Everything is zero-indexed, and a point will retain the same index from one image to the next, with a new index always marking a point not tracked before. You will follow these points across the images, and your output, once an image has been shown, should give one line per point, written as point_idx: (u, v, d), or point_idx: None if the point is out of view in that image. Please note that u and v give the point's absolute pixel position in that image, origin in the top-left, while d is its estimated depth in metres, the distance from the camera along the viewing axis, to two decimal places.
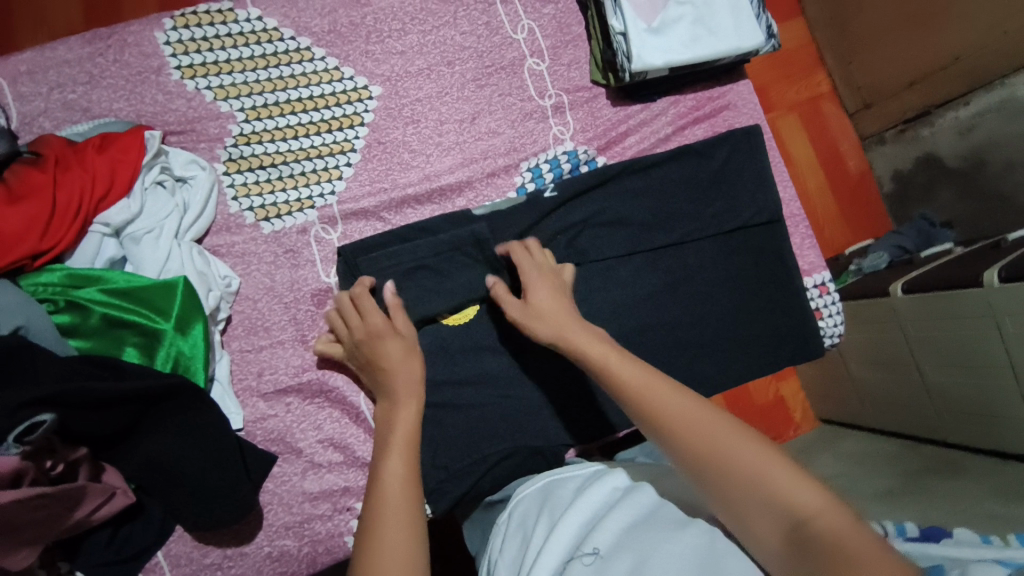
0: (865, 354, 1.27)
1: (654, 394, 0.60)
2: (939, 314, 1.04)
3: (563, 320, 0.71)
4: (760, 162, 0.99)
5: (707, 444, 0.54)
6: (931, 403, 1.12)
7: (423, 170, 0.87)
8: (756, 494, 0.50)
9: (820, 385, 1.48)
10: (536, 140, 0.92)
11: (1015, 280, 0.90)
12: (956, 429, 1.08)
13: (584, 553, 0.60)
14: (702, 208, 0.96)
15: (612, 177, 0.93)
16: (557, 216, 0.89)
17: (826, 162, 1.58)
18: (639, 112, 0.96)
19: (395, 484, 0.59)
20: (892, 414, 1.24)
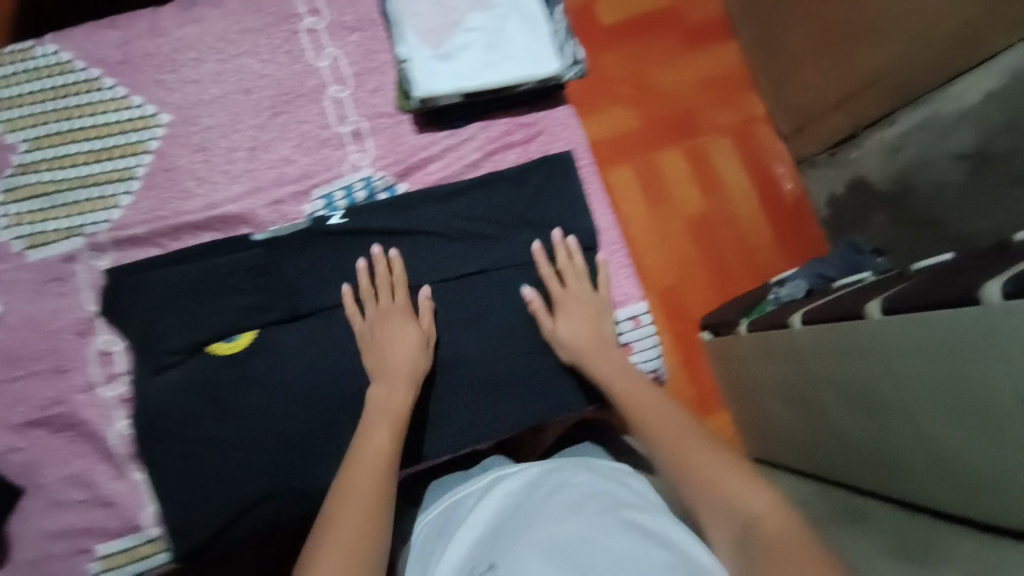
0: (779, 391, 1.27)
1: (647, 405, 0.76)
2: (843, 349, 1.01)
3: (591, 345, 0.86)
4: (574, 190, 0.95)
5: (686, 454, 0.68)
6: (839, 442, 1.10)
7: (207, 197, 0.86)
8: (713, 495, 0.64)
9: (749, 423, 1.48)
10: (330, 167, 0.90)
11: (895, 314, 0.87)
12: (879, 481, 1.04)
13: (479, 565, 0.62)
14: (511, 238, 0.92)
15: (409, 206, 0.91)
16: (345, 242, 0.88)
17: (760, 185, 1.62)
18: (447, 138, 0.94)
19: (369, 454, 0.72)
20: (802, 454, 1.26)
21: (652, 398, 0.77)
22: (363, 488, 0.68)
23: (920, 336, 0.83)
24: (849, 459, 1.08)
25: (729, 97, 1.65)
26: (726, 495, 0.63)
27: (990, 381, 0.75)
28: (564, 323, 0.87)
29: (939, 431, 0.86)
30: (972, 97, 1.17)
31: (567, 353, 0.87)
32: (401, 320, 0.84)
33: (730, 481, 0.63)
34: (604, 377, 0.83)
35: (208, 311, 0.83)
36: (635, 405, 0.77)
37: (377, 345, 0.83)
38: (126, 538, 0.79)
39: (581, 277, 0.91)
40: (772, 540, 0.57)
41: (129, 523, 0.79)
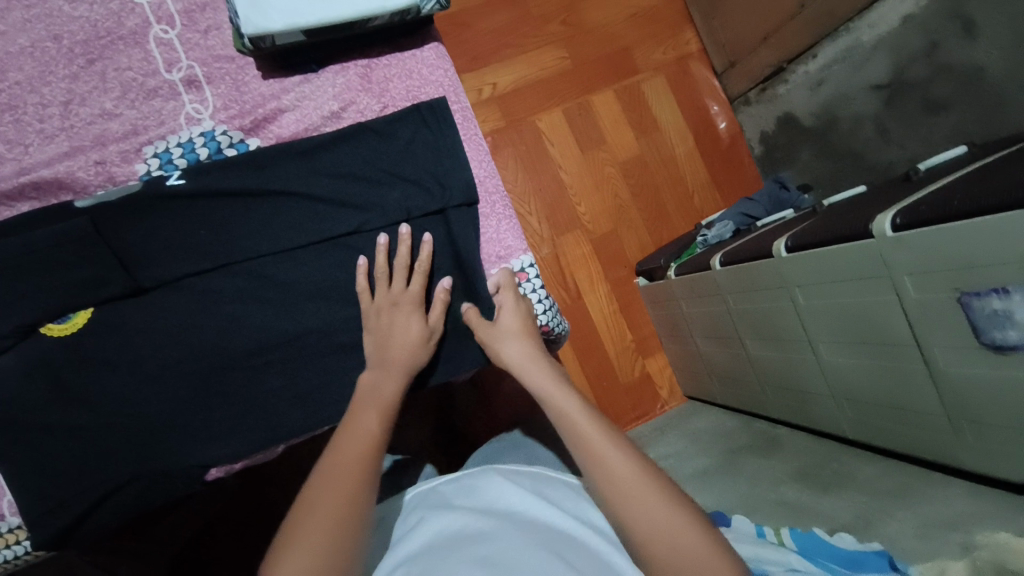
0: (756, 331, 1.29)
1: (591, 433, 0.65)
2: (828, 274, 0.98)
3: (516, 360, 0.77)
4: (448, 137, 0.88)
5: (629, 500, 0.58)
6: (831, 386, 1.12)
7: (19, 161, 0.77)
8: (660, 550, 0.55)
9: (733, 377, 1.54)
10: (163, 121, 0.81)
11: (799, 250, 1.01)
12: (785, 406, 1.33)
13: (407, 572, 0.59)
14: (379, 194, 0.86)
15: (261, 162, 0.83)
16: (188, 205, 0.80)
17: (698, 133, 2.02)
18: (299, 84, 0.85)
19: (349, 451, 0.66)
20: (788, 397, 1.29)
21: (588, 423, 0.66)
22: (327, 493, 0.61)
23: (822, 267, 0.98)
24: (765, 380, 1.35)
25: (668, 32, 2.00)
26: (674, 547, 0.54)
27: (884, 305, 0.90)
28: (508, 325, 0.81)
29: (838, 358, 1.06)
30: (888, 23, 1.28)
31: (507, 364, 0.77)
32: (410, 311, 0.81)
33: (681, 525, 0.55)
34: (551, 395, 0.71)
35: (35, 287, 0.75)
36: (579, 432, 0.65)
37: (380, 337, 0.80)
38: None
39: (508, 292, 0.84)
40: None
41: None
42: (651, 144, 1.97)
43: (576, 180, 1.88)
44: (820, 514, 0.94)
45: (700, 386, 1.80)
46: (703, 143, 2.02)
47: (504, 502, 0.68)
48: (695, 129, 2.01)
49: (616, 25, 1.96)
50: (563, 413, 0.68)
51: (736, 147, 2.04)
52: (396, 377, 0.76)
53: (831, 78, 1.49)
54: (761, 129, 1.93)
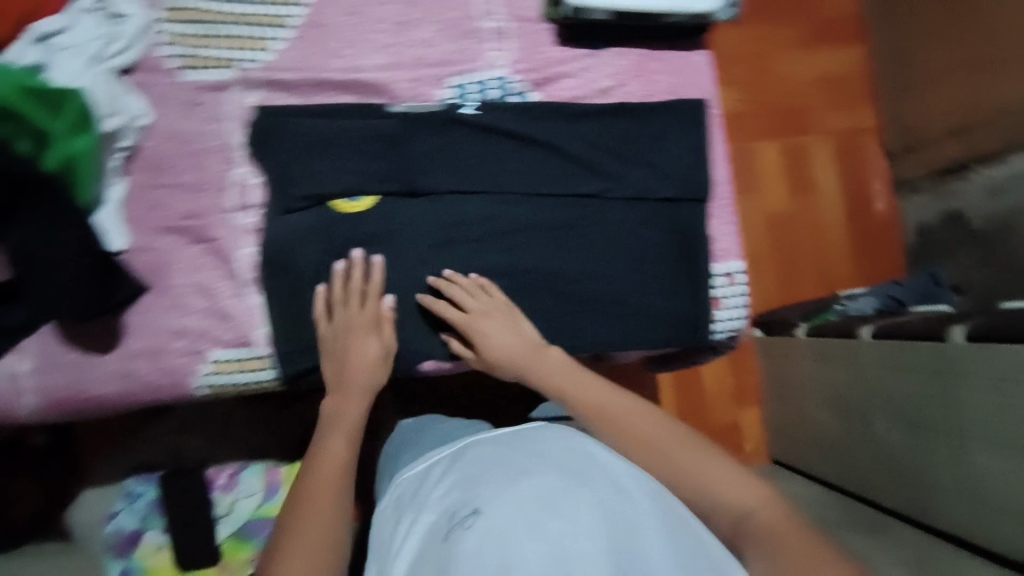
0: (905, 413, 1.35)
1: (618, 419, 0.81)
2: (934, 366, 1.26)
3: (524, 351, 0.89)
4: (700, 137, 0.94)
5: (668, 455, 0.76)
6: (912, 461, 1.34)
7: (351, 61, 0.90)
8: (698, 489, 0.73)
9: (841, 450, 1.59)
10: (469, 59, 0.92)
11: (976, 339, 1.15)
12: (906, 497, 1.36)
13: (464, 515, 0.65)
14: (626, 170, 0.94)
15: (536, 115, 0.93)
16: (473, 134, 0.92)
17: (853, 208, 2.00)
18: (584, 57, 0.94)
19: (330, 466, 0.81)
20: (908, 484, 1.35)
21: (625, 405, 0.83)
22: (321, 502, 0.77)
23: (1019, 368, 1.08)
24: (895, 466, 1.39)
25: (851, 101, 2.00)
26: (720, 494, 0.71)
27: None
28: (485, 333, 0.89)
29: (975, 455, 1.18)
30: None
31: (514, 373, 0.90)
32: (367, 331, 0.87)
33: (725, 484, 0.72)
34: (563, 388, 0.86)
35: (340, 168, 0.88)
36: (610, 416, 0.82)
37: (337, 351, 0.87)
38: (234, 350, 0.88)
39: (475, 291, 0.90)
40: (762, 527, 0.67)
41: (239, 338, 0.88)
42: (803, 205, 1.98)
43: None
44: None
45: (797, 451, 1.78)
46: (856, 217, 2.00)
47: (548, 444, 0.74)
48: (850, 201, 2.00)
49: (802, 83, 1.98)
50: (591, 403, 0.84)
51: (890, 231, 2.01)
52: (371, 376, 0.88)
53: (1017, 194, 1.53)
54: (921, 220, 1.92)
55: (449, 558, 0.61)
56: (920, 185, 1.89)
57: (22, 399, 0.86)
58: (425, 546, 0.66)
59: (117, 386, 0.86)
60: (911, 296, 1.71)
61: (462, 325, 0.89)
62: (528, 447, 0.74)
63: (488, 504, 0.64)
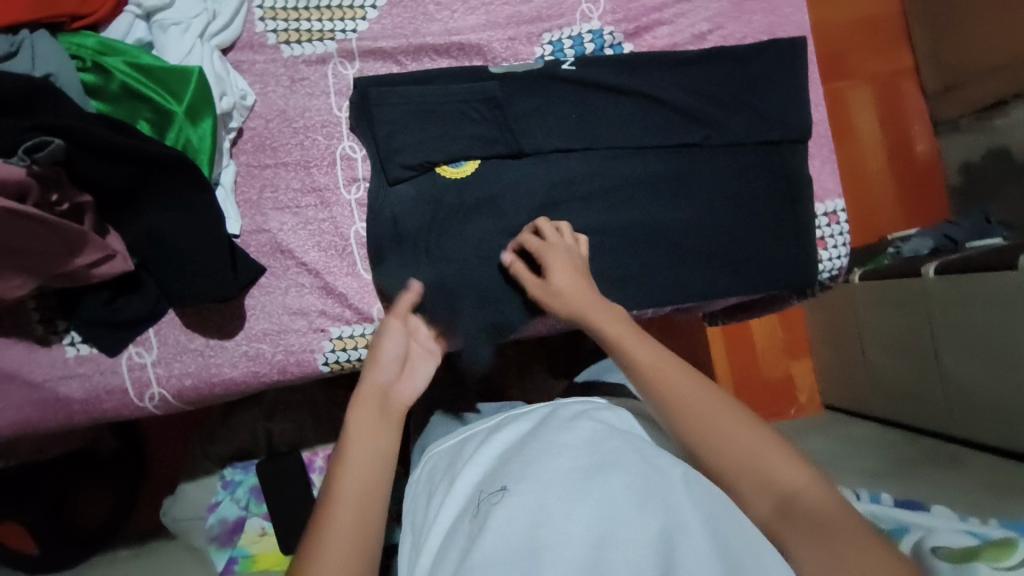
0: (964, 346, 1.41)
1: (665, 374, 0.66)
2: (997, 300, 1.30)
3: (580, 293, 0.76)
4: (798, 77, 0.94)
5: (716, 426, 0.61)
6: (976, 392, 1.40)
7: (446, 24, 0.88)
8: (751, 470, 0.58)
9: (908, 395, 1.63)
10: (563, 13, 0.91)
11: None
12: (972, 423, 1.43)
13: (492, 494, 0.60)
14: (727, 116, 0.93)
15: (634, 66, 0.91)
16: (573, 90, 0.90)
17: (895, 150, 1.98)
18: (677, 3, 0.93)
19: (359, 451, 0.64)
20: (976, 415, 1.42)
21: (672, 361, 0.67)
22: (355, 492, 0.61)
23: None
24: (961, 398, 1.45)
25: (888, 42, 1.97)
26: (776, 477, 0.57)
27: None
28: (552, 260, 0.79)
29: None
30: None
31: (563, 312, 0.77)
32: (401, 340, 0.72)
33: (785, 470, 0.57)
34: (617, 329, 0.72)
35: (445, 131, 0.86)
36: (642, 360, 0.68)
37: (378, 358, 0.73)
38: (352, 327, 0.86)
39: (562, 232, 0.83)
40: (816, 517, 0.54)
41: (358, 314, 0.86)
42: (845, 151, 1.97)
43: None
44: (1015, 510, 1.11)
45: (855, 394, 1.82)
46: (899, 159, 1.99)
47: (581, 423, 0.66)
48: (891, 145, 1.98)
49: (836, 29, 1.96)
50: (627, 350, 0.69)
51: (932, 171, 1.99)
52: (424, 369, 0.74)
53: None
54: (966, 158, 1.89)
55: (477, 532, 0.56)
56: (962, 123, 1.86)
57: (147, 392, 0.83)
58: (450, 529, 0.61)
59: (241, 369, 0.84)
60: (964, 234, 1.70)
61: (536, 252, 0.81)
62: (560, 428, 0.65)
63: (516, 482, 0.59)
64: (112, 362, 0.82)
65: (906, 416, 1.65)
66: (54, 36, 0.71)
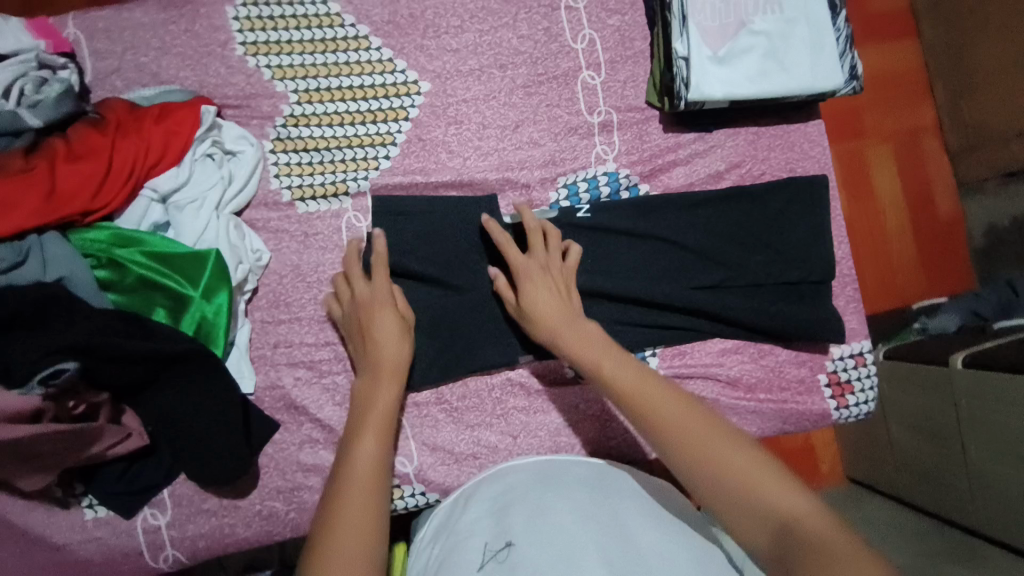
0: (994, 443, 1.31)
1: (640, 397, 0.64)
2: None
3: (557, 317, 0.76)
4: (820, 212, 0.91)
5: (707, 458, 0.58)
6: (1008, 492, 1.30)
7: (459, 172, 0.88)
8: (741, 498, 0.55)
9: (935, 482, 1.53)
10: (577, 156, 0.90)
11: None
12: (1003, 521, 1.33)
13: (497, 551, 0.62)
14: (745, 256, 0.90)
15: (650, 210, 0.90)
16: (587, 236, 0.89)
17: (916, 208, 1.92)
18: (693, 142, 0.91)
19: (357, 502, 0.63)
20: (1010, 517, 1.30)
21: (643, 382, 0.66)
22: (363, 504, 0.63)
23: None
24: (986, 490, 1.36)
25: (908, 102, 1.92)
26: (763, 503, 0.54)
27: None
28: (533, 302, 0.78)
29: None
30: None
31: (548, 339, 0.76)
32: (383, 305, 0.79)
33: (773, 495, 0.54)
34: (598, 351, 0.71)
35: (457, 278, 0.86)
36: (619, 388, 0.66)
37: (361, 329, 0.78)
38: None
39: (539, 237, 0.81)
40: (819, 544, 0.49)
41: None
42: (866, 211, 1.92)
43: None
44: None
45: (885, 476, 1.73)
46: (921, 219, 1.92)
47: (588, 489, 0.70)
48: (912, 205, 1.92)
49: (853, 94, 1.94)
50: (611, 379, 0.67)
51: (955, 234, 1.93)
52: (393, 329, 0.78)
53: None
54: (992, 222, 1.83)
55: None
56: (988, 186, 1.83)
57: (163, 553, 0.83)
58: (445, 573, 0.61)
59: (254, 528, 0.84)
60: (991, 309, 1.63)
61: (516, 267, 0.80)
62: (566, 491, 0.69)
63: (521, 537, 0.61)
64: (129, 523, 0.83)
65: (939, 505, 1.53)
66: (66, 234, 0.74)
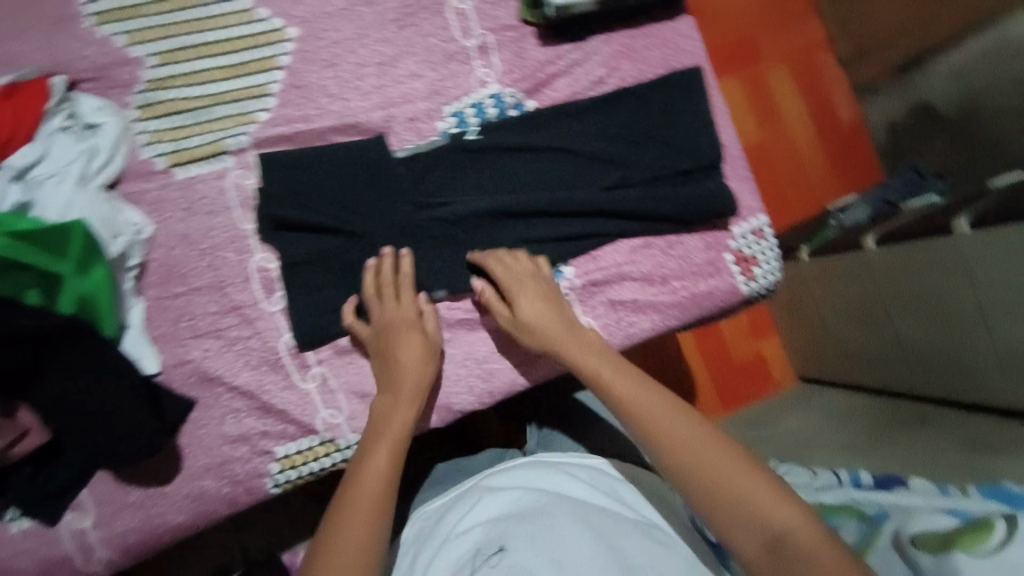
0: (921, 309, 1.42)
1: (639, 405, 0.71)
2: (944, 268, 1.32)
3: (557, 333, 0.79)
4: (699, 103, 0.94)
5: (706, 470, 0.65)
6: (939, 356, 1.42)
7: (341, 113, 0.86)
8: (730, 503, 0.63)
9: (868, 359, 1.66)
10: (459, 83, 0.89)
11: (980, 225, 1.23)
12: (936, 381, 1.45)
13: (490, 552, 0.66)
14: (636, 154, 0.93)
15: (540, 123, 0.91)
16: (483, 157, 0.89)
17: (818, 116, 2.02)
18: (570, 52, 0.92)
19: (366, 495, 0.69)
20: (936, 377, 1.45)
21: (641, 388, 0.73)
22: (358, 519, 0.67)
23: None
24: (917, 354, 1.48)
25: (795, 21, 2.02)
26: (754, 510, 0.62)
27: None
28: (528, 314, 0.80)
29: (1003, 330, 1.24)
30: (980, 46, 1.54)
31: (538, 342, 0.80)
32: (409, 326, 0.81)
33: (762, 500, 0.63)
34: (606, 377, 0.75)
35: (358, 219, 0.85)
36: (621, 398, 0.73)
37: (382, 342, 0.80)
38: (297, 441, 0.84)
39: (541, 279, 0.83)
40: (800, 553, 0.59)
41: (303, 428, 0.83)
42: (776, 129, 2.01)
43: None
44: (998, 471, 1.12)
45: (833, 364, 1.80)
46: (823, 126, 2.03)
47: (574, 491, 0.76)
48: (815, 115, 2.02)
49: (750, 15, 2.00)
50: (613, 392, 0.73)
51: (858, 137, 2.04)
52: (411, 350, 0.79)
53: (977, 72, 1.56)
54: (891, 118, 1.92)
55: None
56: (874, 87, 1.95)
57: (92, 557, 0.79)
58: None
59: (187, 511, 0.81)
60: (899, 194, 1.74)
61: (501, 282, 0.83)
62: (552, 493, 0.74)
63: (515, 543, 0.66)
64: (51, 534, 0.78)
65: (876, 381, 1.66)
66: None
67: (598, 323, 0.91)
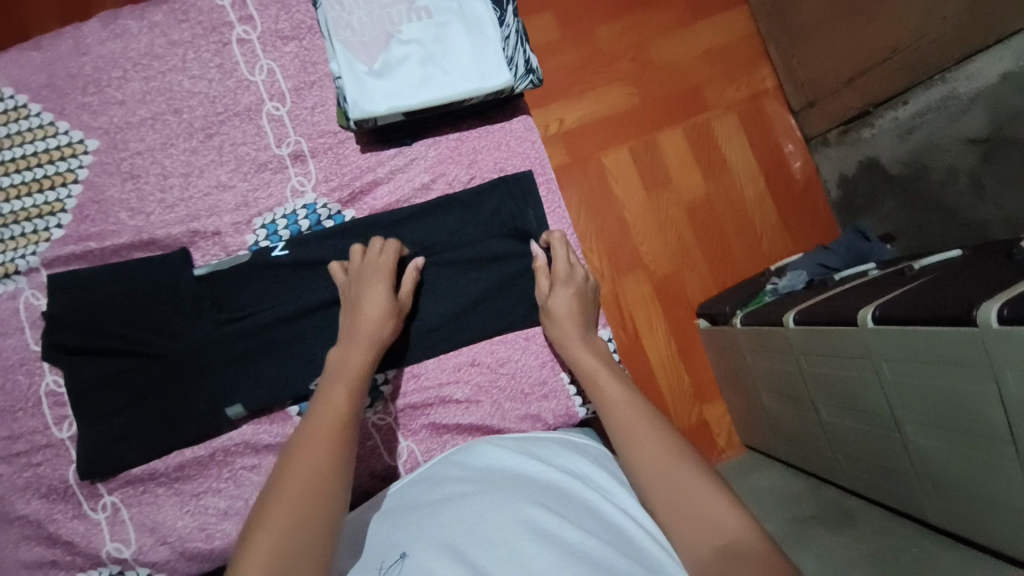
0: (823, 394, 0.99)
1: (621, 400, 0.72)
2: (826, 348, 0.92)
3: (575, 326, 0.81)
4: (533, 209, 0.89)
5: (672, 470, 0.63)
6: (890, 469, 0.88)
7: (141, 228, 0.83)
8: (689, 510, 0.59)
9: (789, 436, 1.17)
10: (271, 193, 0.86)
11: (886, 322, 0.77)
12: (927, 499, 0.83)
13: (391, 561, 0.57)
14: (462, 265, 0.87)
15: (355, 233, 0.86)
16: (290, 271, 0.84)
17: (768, 170, 1.45)
18: (393, 157, 0.88)
19: (307, 465, 0.62)
20: (877, 479, 0.93)
21: (627, 389, 0.74)
22: (324, 446, 0.65)
23: (907, 347, 0.76)
24: (855, 458, 0.97)
25: (742, 69, 1.47)
26: (717, 518, 0.58)
27: (976, 398, 0.69)
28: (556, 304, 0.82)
29: (927, 447, 0.79)
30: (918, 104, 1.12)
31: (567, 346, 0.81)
32: (377, 279, 0.78)
33: (724, 512, 0.58)
34: (601, 368, 0.77)
35: (154, 338, 0.81)
36: (609, 399, 0.73)
37: (350, 303, 0.79)
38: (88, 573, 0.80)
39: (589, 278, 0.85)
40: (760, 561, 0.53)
41: (90, 558, 0.80)
42: (714, 188, 1.44)
43: (624, 220, 1.40)
44: None
45: (811, 461, 1.12)
46: (774, 178, 1.46)
47: (511, 464, 0.69)
48: (765, 166, 1.46)
49: (671, 53, 1.45)
50: (601, 382, 0.75)
51: (812, 192, 1.46)
52: (382, 295, 0.77)
53: (922, 125, 1.11)
54: (842, 172, 1.38)
55: None
56: (830, 139, 1.39)
57: None
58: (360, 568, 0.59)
59: None
60: (841, 261, 1.25)
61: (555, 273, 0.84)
62: (475, 476, 0.67)
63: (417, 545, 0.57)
64: None
65: (793, 456, 1.19)
66: None
67: (419, 447, 0.86)
